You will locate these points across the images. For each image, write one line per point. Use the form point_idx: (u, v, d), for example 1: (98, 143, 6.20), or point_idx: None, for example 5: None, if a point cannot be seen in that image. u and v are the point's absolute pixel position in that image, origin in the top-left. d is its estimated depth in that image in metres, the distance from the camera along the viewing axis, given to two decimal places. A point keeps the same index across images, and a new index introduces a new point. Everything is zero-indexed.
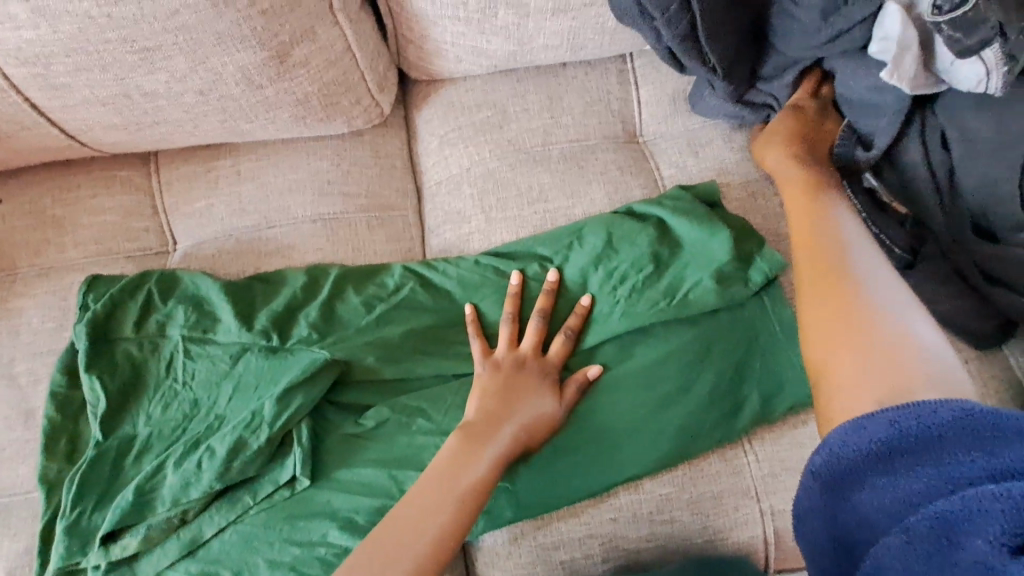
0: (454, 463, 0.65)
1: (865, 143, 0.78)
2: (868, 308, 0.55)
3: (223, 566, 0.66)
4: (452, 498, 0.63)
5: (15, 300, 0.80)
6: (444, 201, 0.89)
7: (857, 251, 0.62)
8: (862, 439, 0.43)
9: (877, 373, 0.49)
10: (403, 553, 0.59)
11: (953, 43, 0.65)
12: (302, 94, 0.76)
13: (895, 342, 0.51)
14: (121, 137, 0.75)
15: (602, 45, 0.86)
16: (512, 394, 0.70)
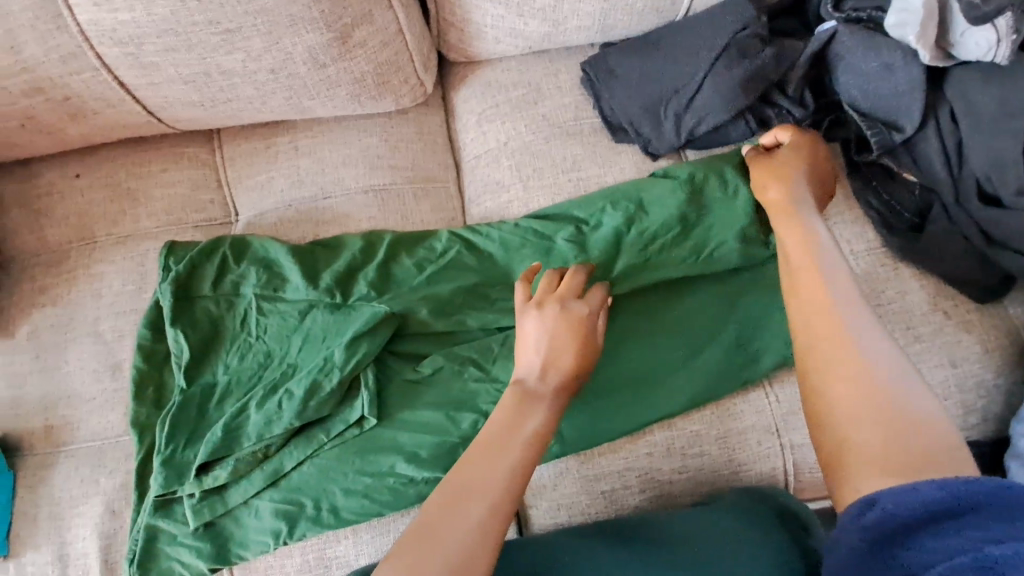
0: (514, 417, 0.62)
1: (893, 125, 0.83)
2: (850, 354, 0.55)
3: (303, 494, 0.74)
4: (517, 443, 0.59)
5: (95, 266, 0.88)
6: (483, 173, 0.97)
7: (839, 277, 0.62)
8: (913, 503, 0.46)
9: (889, 439, 0.50)
10: (476, 497, 0.54)
11: (972, 8, 0.74)
12: (359, 73, 0.83)
13: (887, 383, 0.53)
14: (197, 114, 0.83)
15: (631, 26, 0.91)
16: (562, 340, 0.68)
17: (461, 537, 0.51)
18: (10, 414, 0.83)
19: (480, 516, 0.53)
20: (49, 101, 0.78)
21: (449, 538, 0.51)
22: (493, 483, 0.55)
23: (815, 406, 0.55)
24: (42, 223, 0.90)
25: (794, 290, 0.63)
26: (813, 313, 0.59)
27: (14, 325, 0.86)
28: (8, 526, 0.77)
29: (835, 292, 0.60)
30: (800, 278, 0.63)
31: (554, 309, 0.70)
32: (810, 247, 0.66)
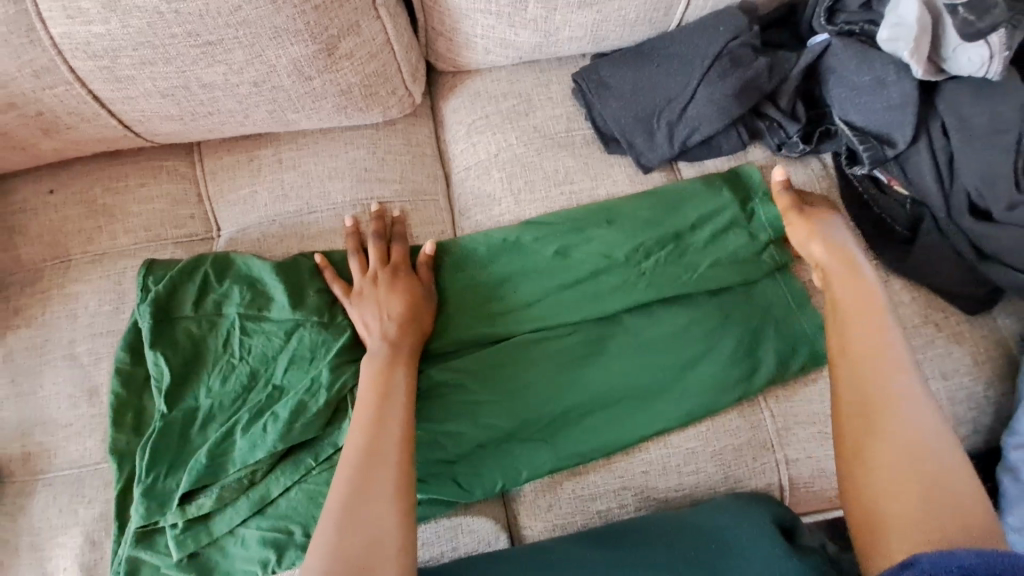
0: (384, 385, 0.71)
1: (885, 139, 0.83)
2: (895, 420, 0.59)
3: (292, 522, 0.72)
4: (393, 413, 0.68)
5: (71, 286, 0.85)
6: (474, 185, 0.95)
7: (887, 334, 0.66)
8: (951, 567, 0.47)
9: (927, 504, 0.54)
10: (374, 474, 0.62)
11: (968, 24, 0.75)
12: (345, 85, 0.81)
13: (929, 449, 0.57)
14: (176, 128, 0.80)
15: (622, 37, 0.89)
16: (386, 301, 0.79)
17: (375, 520, 0.59)
18: None
19: (385, 483, 0.62)
20: (19, 116, 0.75)
21: (363, 525, 0.58)
22: (383, 453, 0.64)
23: (856, 465, 0.59)
24: (14, 241, 0.86)
25: (837, 339, 0.68)
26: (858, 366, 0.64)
27: None
28: None
29: (882, 352, 0.64)
30: (842, 329, 0.69)
31: (359, 284, 0.81)
32: (862, 297, 0.71)
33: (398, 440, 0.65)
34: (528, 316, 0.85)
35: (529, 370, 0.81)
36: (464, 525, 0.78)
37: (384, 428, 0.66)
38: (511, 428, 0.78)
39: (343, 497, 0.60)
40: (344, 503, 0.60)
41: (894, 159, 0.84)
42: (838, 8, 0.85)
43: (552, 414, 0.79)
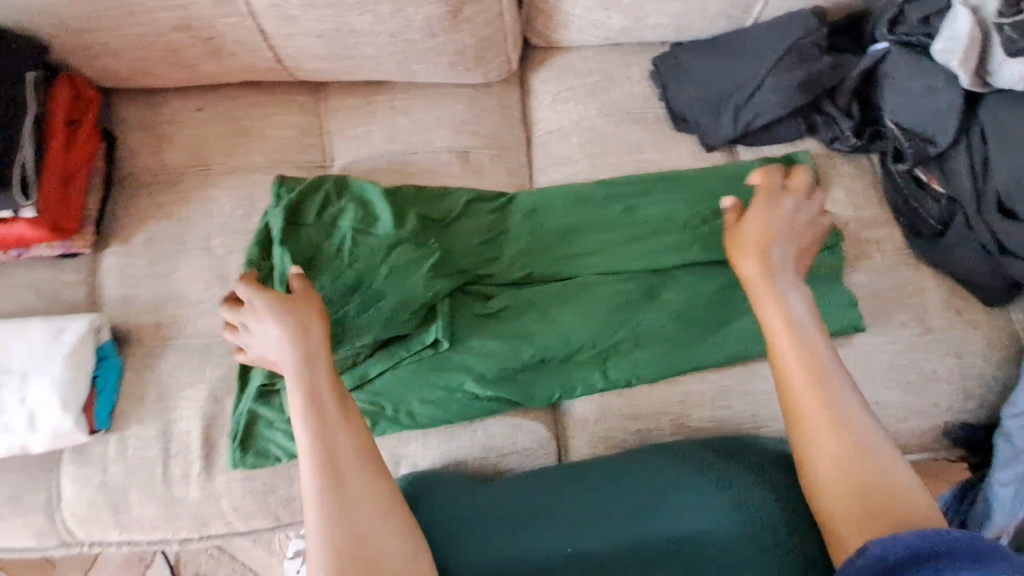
0: (308, 384, 0.72)
1: (928, 139, 0.95)
2: (836, 433, 0.68)
3: (385, 398, 0.88)
4: (325, 399, 0.71)
5: (209, 190, 0.99)
6: (554, 147, 1.08)
7: (819, 354, 0.73)
8: (896, 548, 0.57)
9: (884, 513, 0.64)
10: (343, 466, 0.67)
11: (1013, 42, 0.85)
12: (462, 46, 0.95)
13: (874, 451, 0.67)
14: (318, 66, 0.95)
15: (704, 28, 1.01)
16: (307, 324, 0.76)
17: (361, 504, 0.65)
18: (122, 310, 0.94)
19: (362, 476, 0.67)
20: (193, 38, 0.89)
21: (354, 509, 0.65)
22: (342, 459, 0.67)
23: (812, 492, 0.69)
24: (162, 147, 1.00)
25: (782, 377, 0.74)
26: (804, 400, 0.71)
27: (131, 234, 0.97)
28: (115, 404, 0.88)
29: (825, 376, 0.72)
30: (793, 372, 0.73)
31: (298, 294, 0.79)
32: (799, 350, 0.74)
33: (356, 440, 0.69)
34: (593, 260, 0.97)
35: (591, 304, 0.93)
36: (523, 427, 0.91)
37: (324, 423, 0.69)
38: (572, 349, 0.91)
39: (323, 510, 0.65)
40: (327, 512, 0.64)
41: (934, 159, 0.96)
42: (899, 21, 0.96)
43: (607, 344, 0.91)
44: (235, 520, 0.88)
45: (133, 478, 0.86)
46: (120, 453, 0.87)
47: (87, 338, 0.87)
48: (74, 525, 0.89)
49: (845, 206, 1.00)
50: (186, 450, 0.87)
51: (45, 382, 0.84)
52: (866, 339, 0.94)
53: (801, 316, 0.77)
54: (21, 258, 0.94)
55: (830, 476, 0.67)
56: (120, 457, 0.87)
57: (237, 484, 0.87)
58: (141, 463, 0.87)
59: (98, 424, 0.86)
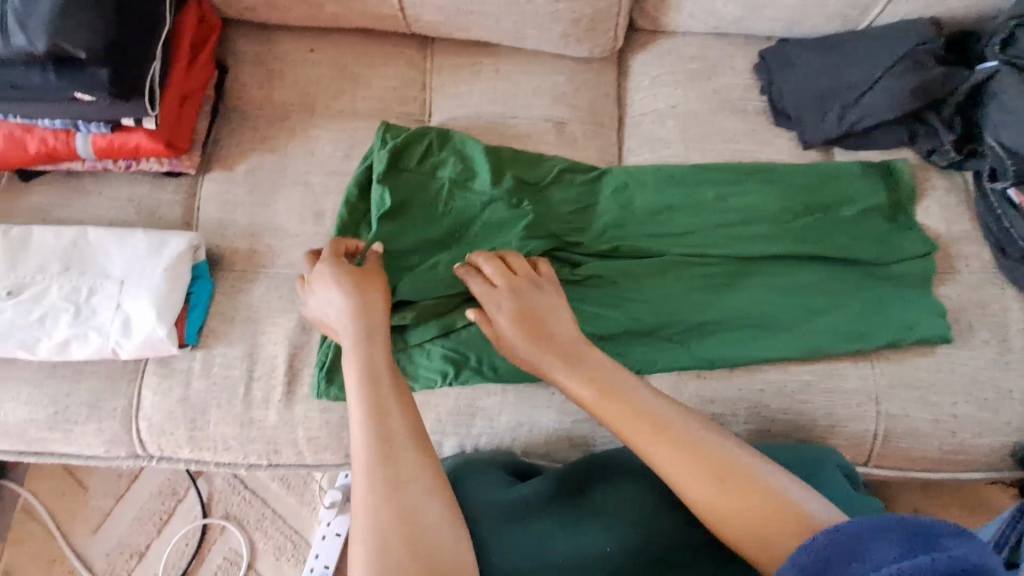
0: (368, 366, 0.67)
1: None
2: (676, 459, 0.61)
3: (469, 349, 0.87)
4: (384, 384, 0.66)
5: (313, 129, 1.01)
6: (648, 128, 1.08)
7: (635, 393, 0.67)
8: (810, 551, 0.51)
9: (738, 524, 0.57)
10: (404, 456, 0.60)
11: None
12: (579, 14, 0.96)
13: (734, 466, 0.60)
14: (438, 18, 0.97)
15: (815, 27, 1.03)
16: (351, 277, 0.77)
17: (419, 494, 0.58)
18: (217, 233, 0.96)
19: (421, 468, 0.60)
20: None
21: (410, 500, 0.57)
22: (398, 442, 0.60)
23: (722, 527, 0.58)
24: (272, 83, 1.03)
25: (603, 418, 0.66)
26: (630, 433, 0.64)
27: (234, 162, 0.99)
28: (204, 322, 0.90)
29: (642, 409, 0.64)
30: (608, 400, 0.66)
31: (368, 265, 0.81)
32: (613, 379, 0.68)
33: (408, 426, 0.62)
34: (682, 240, 0.96)
35: (677, 284, 0.94)
36: None
37: (382, 405, 0.63)
38: (655, 325, 0.92)
39: (377, 492, 0.57)
40: (383, 497, 0.57)
41: None
42: (1009, 43, 0.96)
43: (689, 323, 0.92)
44: (306, 451, 0.88)
45: (213, 396, 0.87)
46: (205, 370, 0.88)
47: (186, 253, 0.88)
48: (147, 437, 0.87)
49: (935, 218, 1.01)
50: (271, 374, 0.88)
51: (143, 289, 0.85)
52: (948, 352, 0.93)
53: (547, 315, 0.74)
54: (127, 171, 0.96)
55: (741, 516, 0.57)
56: (204, 374, 0.87)
57: (315, 415, 0.87)
58: (223, 382, 0.87)
59: (187, 340, 0.87)
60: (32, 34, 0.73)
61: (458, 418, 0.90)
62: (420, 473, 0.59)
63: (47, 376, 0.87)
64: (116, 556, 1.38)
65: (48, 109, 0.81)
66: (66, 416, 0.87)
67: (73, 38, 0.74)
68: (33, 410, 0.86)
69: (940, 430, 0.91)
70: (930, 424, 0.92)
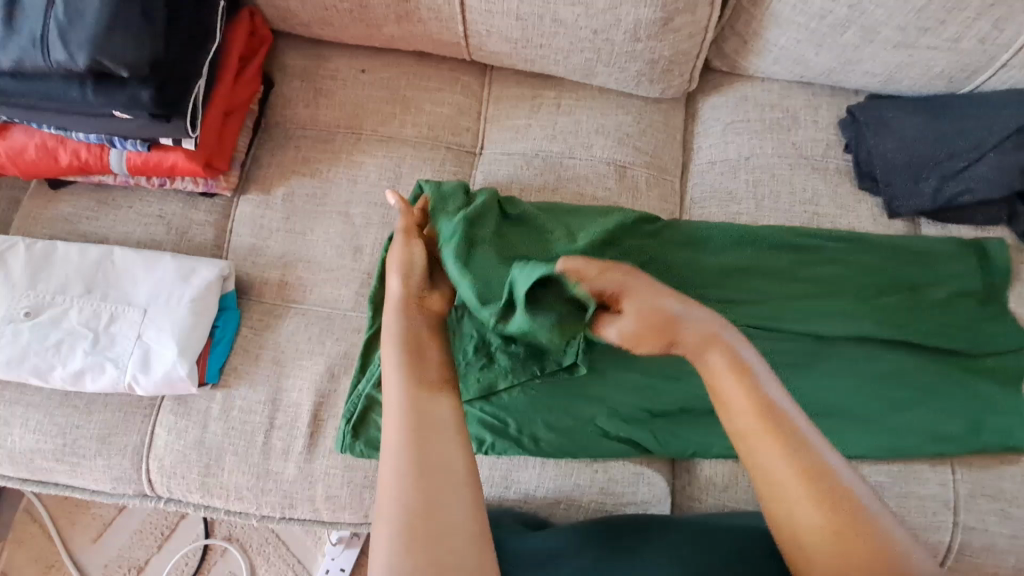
0: (413, 399, 0.58)
1: None
2: (793, 476, 0.55)
3: (510, 416, 0.80)
4: (424, 358, 0.63)
5: (357, 155, 0.94)
6: (715, 179, 0.99)
7: (780, 405, 0.59)
8: None
9: (823, 553, 0.53)
10: (425, 434, 0.55)
11: None
12: (658, 55, 0.88)
13: (848, 503, 0.54)
14: (504, 49, 0.89)
15: (916, 85, 0.93)
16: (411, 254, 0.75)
17: (448, 474, 0.53)
18: (248, 260, 0.89)
19: (452, 447, 0.55)
20: None
21: (435, 484, 0.52)
22: (440, 478, 0.53)
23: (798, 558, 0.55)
24: (319, 102, 0.96)
25: (728, 414, 0.60)
26: (755, 436, 0.57)
27: (272, 185, 0.93)
28: (226, 359, 0.83)
29: (783, 419, 0.57)
30: (751, 404, 0.58)
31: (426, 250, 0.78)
32: (760, 391, 0.59)
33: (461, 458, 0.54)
34: (753, 309, 0.87)
35: None
36: (645, 478, 0.82)
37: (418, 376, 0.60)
38: None
39: (404, 467, 0.53)
40: (408, 481, 0.52)
41: None
42: None
43: None
44: (323, 508, 0.80)
45: (230, 441, 0.80)
46: (223, 412, 0.81)
47: (215, 284, 0.82)
48: (157, 478, 0.82)
49: None
50: (293, 423, 0.81)
51: (167, 321, 0.80)
52: None
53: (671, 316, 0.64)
54: (160, 188, 0.91)
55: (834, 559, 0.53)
56: (222, 417, 0.81)
57: (337, 472, 0.80)
58: (242, 428, 0.80)
59: (207, 377, 0.81)
60: (73, 48, 0.67)
61: (491, 487, 0.82)
62: (449, 451, 0.55)
63: (61, 404, 0.83)
64: (115, 568, 1.27)
65: (88, 122, 0.78)
66: (75, 449, 0.81)
67: (114, 55, 0.67)
68: (41, 439, 0.82)
69: None
70: (1013, 543, 0.80)
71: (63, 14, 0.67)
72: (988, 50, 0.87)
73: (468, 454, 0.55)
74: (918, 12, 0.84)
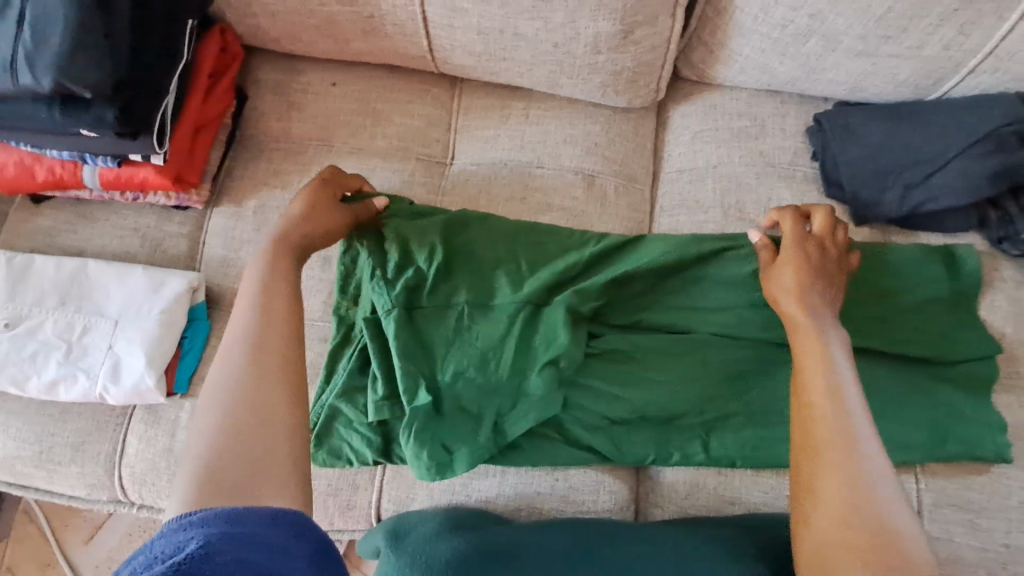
0: (264, 337, 0.64)
1: None
2: (831, 464, 0.61)
3: (462, 434, 0.79)
4: (276, 332, 0.65)
5: (328, 167, 0.96)
6: (683, 188, 0.99)
7: (847, 397, 0.64)
8: None
9: (833, 529, 0.58)
10: (258, 398, 0.60)
11: None
12: (620, 67, 0.89)
13: (876, 502, 0.58)
14: (468, 62, 0.90)
15: (882, 92, 0.93)
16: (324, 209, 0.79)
17: (269, 408, 0.60)
18: (220, 271, 0.91)
19: (274, 406, 0.60)
20: (354, 13, 0.86)
21: (257, 451, 0.57)
22: (262, 410, 0.59)
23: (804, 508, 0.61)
24: (291, 115, 0.98)
25: (799, 391, 0.67)
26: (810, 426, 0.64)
27: (244, 197, 0.95)
28: (195, 369, 0.85)
29: (839, 410, 0.63)
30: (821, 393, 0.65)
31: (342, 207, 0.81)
32: (833, 380, 0.66)
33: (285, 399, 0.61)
34: (721, 319, 0.87)
35: (706, 370, 0.84)
36: (606, 486, 0.83)
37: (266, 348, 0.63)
38: (677, 413, 0.83)
39: (234, 390, 0.60)
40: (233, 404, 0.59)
41: None
42: None
43: (714, 412, 0.83)
44: None
45: None
46: (191, 422, 0.83)
47: (184, 295, 0.84)
48: (128, 484, 0.84)
49: (1006, 313, 0.88)
50: None
51: (137, 333, 0.82)
52: (1006, 471, 0.82)
53: (811, 299, 0.74)
54: (134, 203, 0.93)
55: (835, 515, 0.58)
56: (190, 426, 0.83)
57: None
58: None
59: (175, 388, 0.83)
60: (38, 72, 0.70)
61: (452, 496, 0.82)
62: (275, 389, 0.61)
63: (37, 413, 0.85)
64: (104, 570, 1.30)
65: (58, 141, 0.81)
66: (51, 455, 0.84)
67: (77, 78, 0.70)
68: (19, 446, 0.84)
69: (992, 563, 0.79)
70: (978, 554, 0.80)
71: (29, 39, 0.70)
72: (954, 56, 0.86)
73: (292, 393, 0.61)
74: (877, 21, 0.84)
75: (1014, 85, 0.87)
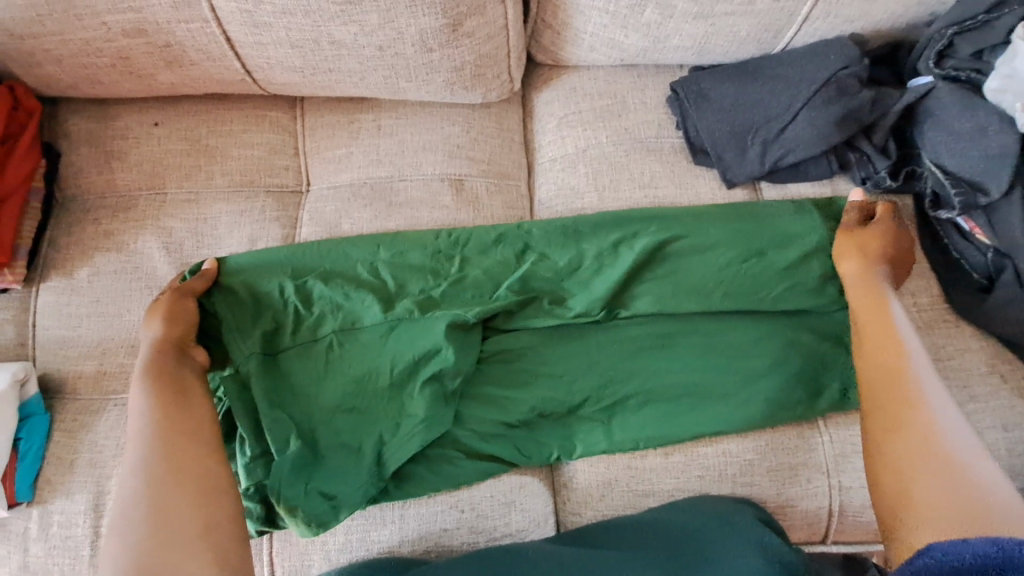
0: (161, 456, 0.59)
1: (978, 187, 0.82)
2: (915, 422, 0.61)
3: (340, 477, 0.74)
4: (180, 442, 0.61)
5: (164, 219, 0.86)
6: (558, 176, 0.94)
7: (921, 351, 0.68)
8: (964, 555, 0.47)
9: (920, 488, 0.56)
10: (175, 496, 0.57)
11: None
12: (459, 62, 0.83)
13: (915, 429, 0.60)
14: (293, 78, 0.84)
15: (729, 52, 0.92)
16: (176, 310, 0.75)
17: (180, 521, 0.55)
18: (58, 355, 0.81)
19: (193, 518, 0.55)
20: (148, 44, 0.79)
21: (168, 547, 0.53)
22: (174, 526, 0.54)
23: (913, 483, 0.57)
24: (112, 167, 0.89)
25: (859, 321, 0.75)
26: (887, 391, 0.65)
27: (72, 266, 0.84)
28: (38, 472, 0.75)
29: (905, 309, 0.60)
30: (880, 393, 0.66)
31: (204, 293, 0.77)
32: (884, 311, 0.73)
33: (197, 508, 0.56)
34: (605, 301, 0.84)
35: (594, 355, 0.82)
36: (516, 504, 0.79)
37: (171, 452, 0.60)
38: (575, 404, 0.80)
39: (135, 515, 0.55)
40: (135, 529, 0.54)
41: (981, 209, 0.83)
42: (946, 53, 0.86)
43: (612, 398, 0.81)
44: None
45: (54, 562, 0.72)
46: (41, 532, 0.73)
47: (8, 392, 0.74)
48: None
49: None
50: None
51: None
52: None
53: None
54: None
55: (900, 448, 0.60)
56: (40, 538, 0.73)
57: None
58: (63, 545, 0.73)
59: (16, 497, 0.73)
60: None
61: (351, 552, 0.76)
62: (179, 500, 0.56)
63: None
64: None
65: None
66: None
67: None
68: None
69: None
70: None
71: None
72: (785, 6, 0.86)
73: (202, 503, 0.57)
74: None
75: (847, 27, 0.89)
